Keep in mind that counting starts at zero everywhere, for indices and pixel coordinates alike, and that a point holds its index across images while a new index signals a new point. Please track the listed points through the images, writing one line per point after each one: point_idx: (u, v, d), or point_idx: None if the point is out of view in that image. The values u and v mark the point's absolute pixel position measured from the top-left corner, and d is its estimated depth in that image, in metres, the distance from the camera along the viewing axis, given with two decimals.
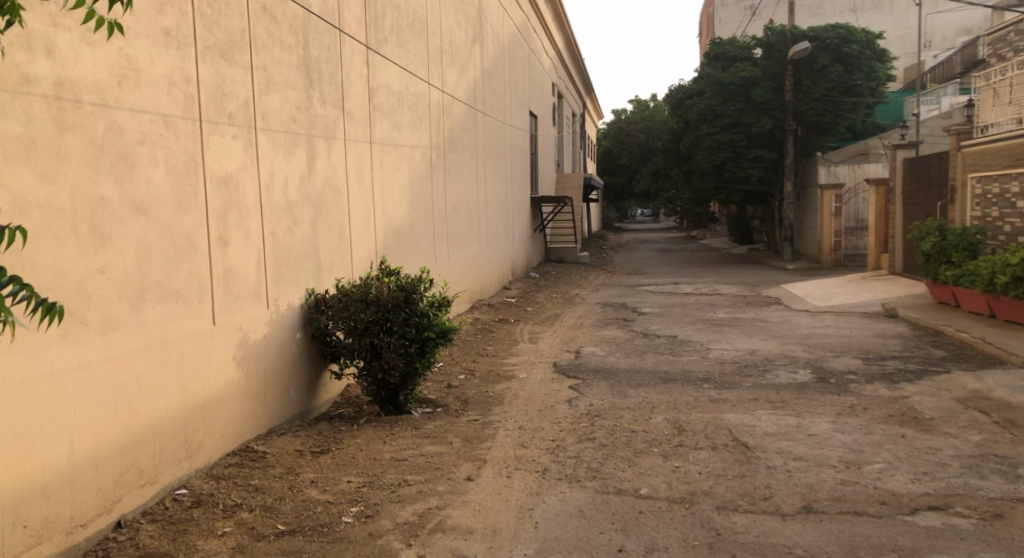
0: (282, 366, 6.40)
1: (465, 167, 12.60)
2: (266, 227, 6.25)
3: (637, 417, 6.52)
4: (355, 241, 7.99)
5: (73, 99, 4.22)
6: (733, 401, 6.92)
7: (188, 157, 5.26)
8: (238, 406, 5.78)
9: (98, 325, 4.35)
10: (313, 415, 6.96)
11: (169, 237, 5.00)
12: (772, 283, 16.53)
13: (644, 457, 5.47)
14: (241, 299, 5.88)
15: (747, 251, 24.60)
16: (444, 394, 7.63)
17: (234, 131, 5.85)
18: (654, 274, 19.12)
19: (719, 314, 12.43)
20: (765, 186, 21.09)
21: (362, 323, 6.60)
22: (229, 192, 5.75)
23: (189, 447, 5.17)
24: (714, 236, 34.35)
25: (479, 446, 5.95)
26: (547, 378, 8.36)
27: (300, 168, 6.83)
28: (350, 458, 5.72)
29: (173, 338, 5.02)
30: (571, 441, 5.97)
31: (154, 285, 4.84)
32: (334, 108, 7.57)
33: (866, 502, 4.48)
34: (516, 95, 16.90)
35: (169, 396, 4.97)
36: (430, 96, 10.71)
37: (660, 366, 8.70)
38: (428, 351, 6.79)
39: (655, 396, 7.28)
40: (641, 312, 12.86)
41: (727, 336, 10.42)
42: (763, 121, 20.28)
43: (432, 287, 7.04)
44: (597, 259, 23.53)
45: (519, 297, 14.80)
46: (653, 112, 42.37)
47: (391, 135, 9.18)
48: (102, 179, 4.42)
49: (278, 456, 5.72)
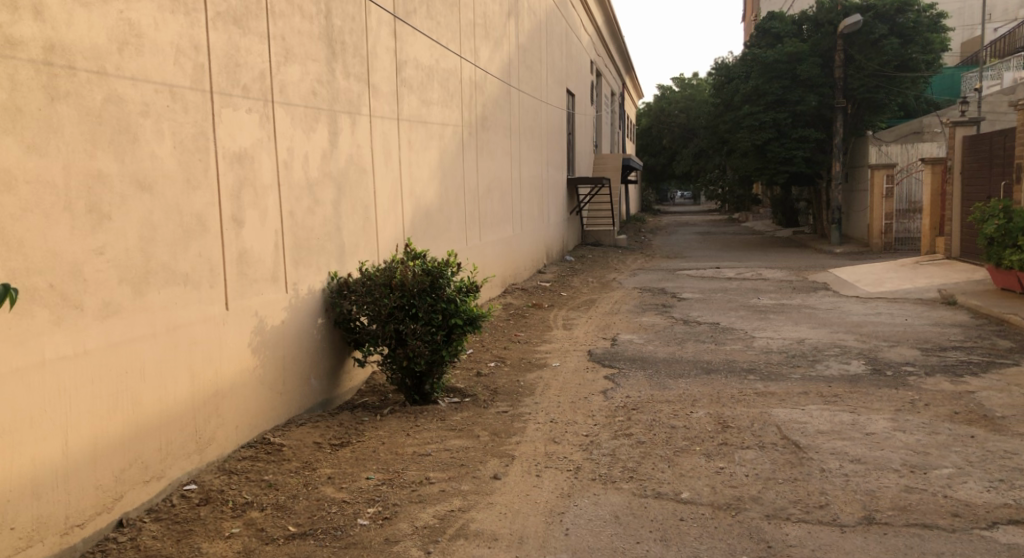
0: (302, 354, 6.08)
1: (499, 147, 12.19)
2: (284, 207, 5.92)
3: (678, 411, 6.09)
4: (382, 223, 7.65)
5: (66, 65, 3.90)
6: (781, 395, 6.45)
7: (198, 131, 4.93)
8: (253, 396, 5.47)
9: (96, 310, 4.04)
10: (336, 404, 6.64)
11: (177, 216, 4.68)
12: (818, 268, 15.89)
13: (685, 456, 5.05)
14: (258, 283, 5.57)
15: (792, 235, 23.87)
16: (473, 384, 7.27)
17: (249, 104, 5.51)
18: (694, 258, 18.57)
19: (762, 300, 11.88)
20: (811, 167, 20.34)
21: (385, 309, 6.25)
22: (243, 168, 5.42)
23: (200, 440, 4.88)
24: (757, 220, 33.49)
25: (507, 441, 5.58)
26: (581, 367, 7.96)
27: (322, 145, 6.49)
28: (371, 453, 5.39)
29: (181, 324, 4.71)
30: (606, 437, 5.57)
31: (159, 267, 4.53)
32: (359, 82, 7.21)
33: (936, 513, 4.03)
34: (553, 73, 16.42)
35: (177, 385, 4.66)
36: (462, 72, 10.31)
37: (701, 355, 8.25)
38: (455, 338, 6.44)
39: (697, 388, 6.84)
40: (682, 298, 12.36)
41: (773, 324, 9.92)
42: (809, 99, 19.54)
43: (460, 271, 6.68)
44: (635, 243, 23.00)
45: (554, 281, 14.38)
46: (695, 92, 41.44)
47: (420, 112, 8.80)
48: (101, 154, 4.11)
49: (295, 448, 5.41)
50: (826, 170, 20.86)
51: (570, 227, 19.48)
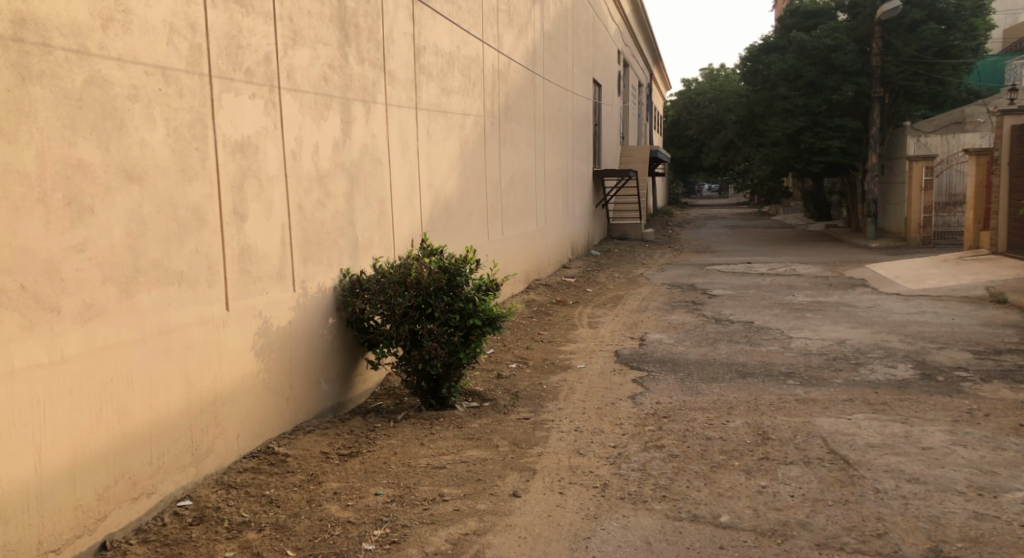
0: (311, 356, 5.71)
1: (523, 138, 11.76)
2: (292, 200, 5.54)
3: (713, 420, 5.66)
4: (398, 217, 7.25)
5: (41, 42, 3.55)
6: (824, 403, 5.97)
7: (195, 117, 4.56)
8: (257, 401, 5.11)
9: (76, 314, 3.69)
10: (348, 408, 6.26)
11: (171, 208, 4.31)
12: (854, 263, 15.33)
13: (723, 472, 4.61)
14: (263, 281, 5.19)
15: (824, 229, 23.22)
16: (493, 387, 6.87)
17: (252, 89, 5.13)
18: (724, 253, 18.02)
19: (798, 298, 11.36)
20: (845, 158, 19.70)
21: (399, 309, 5.86)
22: (245, 158, 5.04)
23: (196, 451, 4.52)
24: (787, 213, 32.78)
25: (528, 453, 5.17)
26: (608, 369, 7.52)
27: (333, 134, 6.10)
28: (381, 464, 5.00)
29: (175, 327, 4.34)
30: (635, 448, 5.15)
31: (150, 265, 4.16)
32: (374, 69, 6.81)
33: (1014, 548, 3.57)
34: (579, 62, 15.94)
35: (170, 393, 4.30)
36: (484, 58, 9.87)
37: (736, 357, 7.79)
38: (474, 339, 6.05)
39: (733, 394, 6.39)
40: (713, 295, 11.85)
41: (810, 323, 9.42)
42: (844, 88, 18.79)
43: (479, 268, 6.29)
44: (663, 236, 22.46)
45: (579, 276, 13.94)
46: (725, 82, 40.68)
47: (440, 101, 8.39)
48: (82, 140, 3.75)
49: (301, 459, 5.04)
50: (862, 162, 20.20)
51: (595, 220, 19.03)
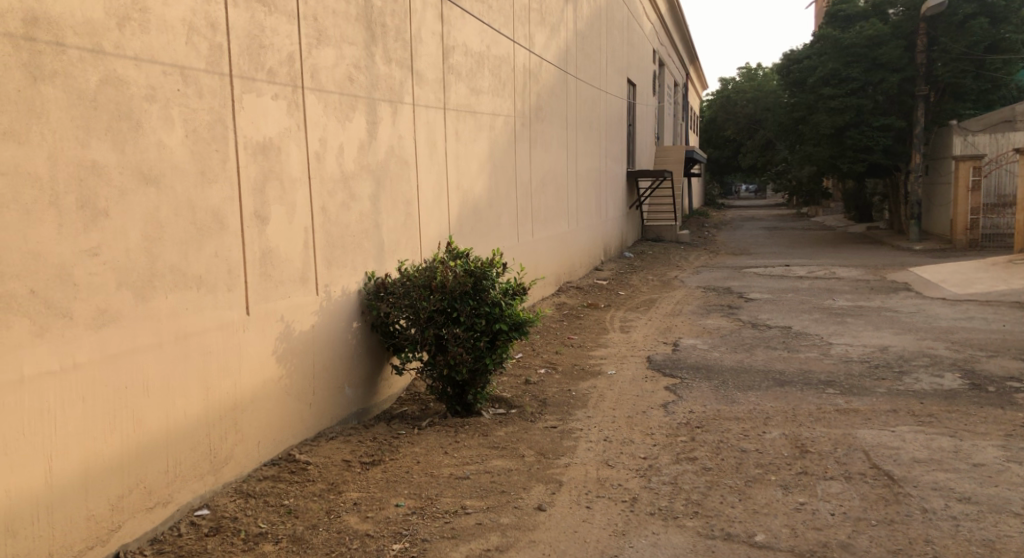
0: (334, 361, 5.60)
1: (555, 139, 11.59)
2: (315, 202, 5.43)
3: (749, 432, 5.47)
4: (425, 219, 7.14)
5: (53, 42, 3.46)
6: (866, 413, 5.73)
7: (215, 118, 4.46)
8: (278, 407, 5.00)
9: (89, 319, 3.59)
10: (373, 414, 6.15)
11: (189, 212, 4.22)
12: (897, 266, 14.93)
13: (758, 488, 4.42)
14: (285, 285, 5.09)
15: (866, 230, 22.70)
16: (521, 393, 6.72)
17: (274, 90, 5.03)
18: (762, 255, 17.68)
19: (838, 302, 11.04)
20: (887, 159, 19.27)
21: (424, 313, 5.74)
22: (267, 161, 4.94)
23: (215, 459, 4.42)
24: (827, 214, 32.16)
25: (554, 464, 5.02)
26: (639, 376, 7.33)
27: (359, 135, 5.99)
28: (403, 474, 4.87)
29: (194, 332, 4.24)
30: (666, 461, 4.99)
31: (167, 269, 4.06)
32: (401, 69, 6.69)
33: None
34: (613, 61, 15.72)
35: (188, 400, 4.20)
36: (515, 58, 9.72)
37: (773, 364, 7.56)
38: (500, 345, 5.91)
39: (770, 404, 6.18)
40: (749, 299, 11.57)
41: (851, 329, 9.14)
42: (890, 79, 18.40)
43: (506, 271, 6.16)
44: (699, 238, 22.13)
45: (611, 279, 13.75)
46: (763, 82, 40.11)
47: (469, 102, 8.26)
48: (96, 142, 3.66)
49: (322, 467, 4.92)
50: (906, 161, 19.71)
51: (629, 222, 18.80)
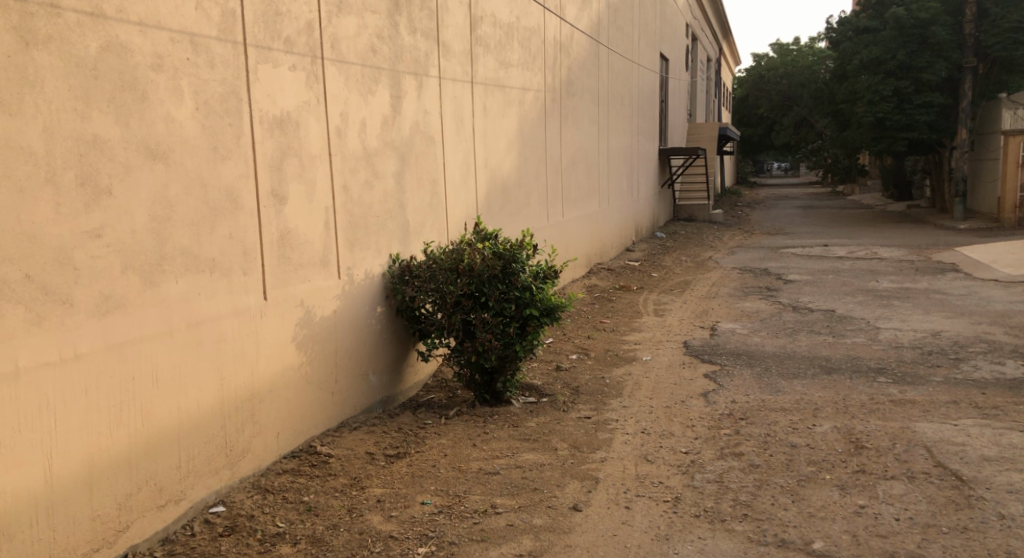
0: (357, 348, 5.33)
1: (586, 115, 11.21)
2: (337, 180, 5.14)
3: (797, 424, 5.16)
4: (451, 198, 6.83)
5: (48, 3, 3.17)
6: (924, 405, 5.44)
7: (227, 90, 4.17)
8: (298, 397, 4.73)
9: (92, 306, 3.32)
10: (398, 401, 5.88)
11: (200, 190, 3.94)
12: (942, 246, 14.44)
13: (813, 488, 4.13)
14: (305, 268, 4.82)
15: (905, 209, 22.10)
16: (552, 380, 6.43)
17: (292, 61, 4.72)
18: (798, 235, 17.21)
19: (882, 284, 10.64)
20: (932, 134, 18.53)
21: (451, 298, 5.46)
22: (285, 136, 4.65)
23: (231, 452, 4.15)
24: (864, 192, 31.45)
25: (589, 459, 4.73)
26: (676, 362, 7.02)
27: (382, 110, 5.69)
28: (430, 468, 4.60)
29: (206, 319, 3.96)
30: (709, 456, 4.69)
31: (177, 252, 3.78)
32: (427, 39, 6.35)
33: None
34: (646, 35, 15.24)
35: (201, 390, 3.92)
36: (546, 29, 9.35)
37: (818, 350, 7.23)
38: (531, 331, 5.62)
39: (817, 394, 5.87)
40: (789, 280, 11.17)
41: (899, 313, 8.77)
42: (936, 65, 17.69)
43: (536, 254, 5.86)
44: (732, 217, 21.63)
45: (644, 260, 13.39)
46: (798, 58, 39.23)
47: (498, 75, 7.92)
48: (97, 114, 3.38)
49: (343, 460, 4.66)
50: (950, 138, 19.05)
51: (661, 201, 18.36)
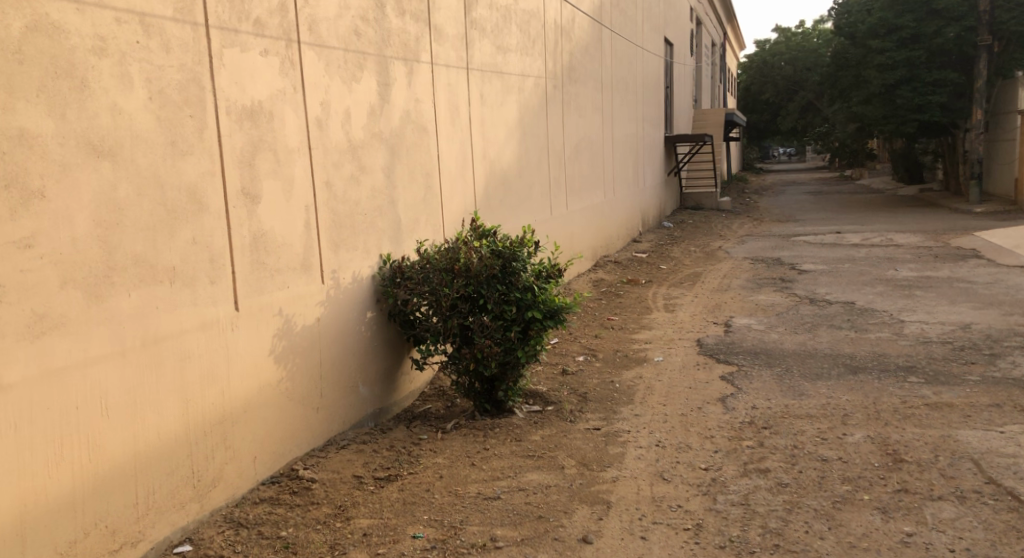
0: (345, 359, 4.89)
1: (589, 102, 10.73)
2: (318, 175, 4.69)
3: (827, 434, 4.70)
4: (447, 193, 6.39)
5: None
6: (963, 409, 4.99)
7: (187, 76, 3.72)
8: (277, 416, 4.29)
9: (22, 328, 2.89)
10: (391, 414, 5.43)
11: (156, 190, 3.50)
12: (960, 231, 13.94)
13: (851, 512, 3.69)
14: (283, 273, 4.37)
15: (918, 193, 21.56)
16: (558, 386, 5.98)
17: (263, 45, 4.27)
18: (810, 221, 16.71)
19: (902, 272, 10.14)
20: (945, 115, 17.90)
21: (447, 301, 5.02)
22: (256, 128, 4.20)
23: (199, 483, 3.72)
24: (873, 176, 30.80)
25: (600, 479, 4.28)
26: (690, 363, 6.56)
27: (368, 98, 5.23)
28: (423, 492, 4.17)
29: (166, 336, 3.52)
30: (732, 474, 4.25)
31: (129, 260, 3.34)
32: (417, 21, 5.88)
33: None
34: (649, 19, 14.73)
35: (161, 416, 3.49)
36: (545, 12, 8.87)
37: (841, 347, 6.76)
38: (533, 335, 5.18)
39: (845, 397, 5.41)
40: (803, 270, 10.68)
41: (923, 303, 8.29)
42: (948, 32, 17.15)
43: (538, 252, 5.41)
44: (739, 205, 21.12)
45: (651, 251, 12.90)
46: (802, 41, 38.58)
47: (495, 61, 7.45)
48: (25, 105, 2.94)
49: (328, 486, 4.22)
50: (966, 119, 18.44)
51: (667, 189, 17.86)
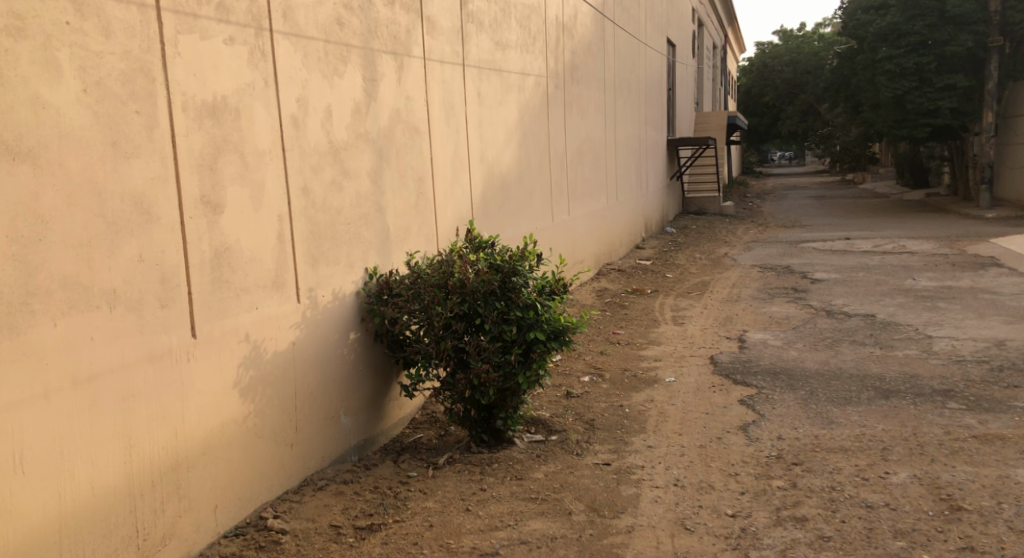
0: (324, 388, 4.34)
1: (592, 104, 10.20)
2: (293, 180, 4.14)
3: (868, 472, 4.17)
4: (441, 199, 5.85)
5: None
6: (1017, 443, 4.46)
7: (133, 64, 3.17)
8: (242, 457, 3.73)
9: None
10: (377, 445, 4.88)
11: (92, 200, 2.96)
12: (974, 237, 13.44)
13: None
14: (252, 291, 3.81)
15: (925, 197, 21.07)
16: (562, 412, 5.43)
17: (228, 32, 3.71)
18: (817, 227, 16.20)
19: (921, 282, 9.62)
20: (955, 119, 17.41)
21: (439, 320, 4.48)
22: (219, 127, 3.64)
23: (146, 542, 3.18)
24: (877, 179, 30.28)
25: (612, 528, 3.74)
26: (705, 384, 6.01)
27: (352, 95, 4.68)
28: (410, 546, 3.62)
29: (103, 373, 2.97)
30: (765, 522, 3.71)
31: (54, 283, 2.80)
32: (407, 12, 5.33)
33: None
34: (652, 19, 14.19)
35: (96, 466, 2.95)
36: (546, 8, 8.33)
37: (869, 367, 6.22)
38: (535, 359, 4.61)
39: (881, 427, 4.86)
40: (816, 280, 10.15)
41: (950, 317, 7.75)
42: (959, 34, 16.64)
43: (541, 265, 4.86)
44: (743, 209, 20.59)
45: (656, 259, 12.35)
46: (803, 44, 38.10)
47: (493, 58, 6.91)
48: None
49: (301, 539, 3.67)
50: (975, 122, 18.01)
51: (670, 193, 17.32)
